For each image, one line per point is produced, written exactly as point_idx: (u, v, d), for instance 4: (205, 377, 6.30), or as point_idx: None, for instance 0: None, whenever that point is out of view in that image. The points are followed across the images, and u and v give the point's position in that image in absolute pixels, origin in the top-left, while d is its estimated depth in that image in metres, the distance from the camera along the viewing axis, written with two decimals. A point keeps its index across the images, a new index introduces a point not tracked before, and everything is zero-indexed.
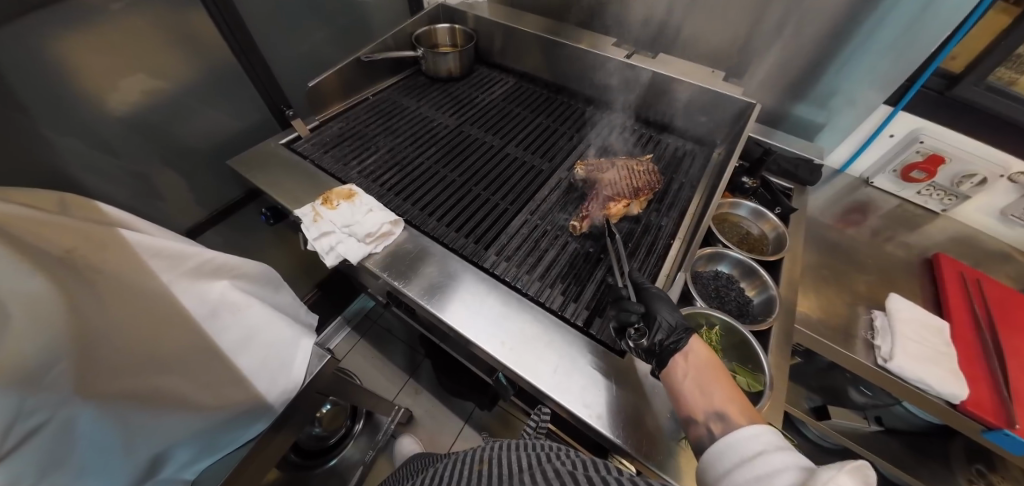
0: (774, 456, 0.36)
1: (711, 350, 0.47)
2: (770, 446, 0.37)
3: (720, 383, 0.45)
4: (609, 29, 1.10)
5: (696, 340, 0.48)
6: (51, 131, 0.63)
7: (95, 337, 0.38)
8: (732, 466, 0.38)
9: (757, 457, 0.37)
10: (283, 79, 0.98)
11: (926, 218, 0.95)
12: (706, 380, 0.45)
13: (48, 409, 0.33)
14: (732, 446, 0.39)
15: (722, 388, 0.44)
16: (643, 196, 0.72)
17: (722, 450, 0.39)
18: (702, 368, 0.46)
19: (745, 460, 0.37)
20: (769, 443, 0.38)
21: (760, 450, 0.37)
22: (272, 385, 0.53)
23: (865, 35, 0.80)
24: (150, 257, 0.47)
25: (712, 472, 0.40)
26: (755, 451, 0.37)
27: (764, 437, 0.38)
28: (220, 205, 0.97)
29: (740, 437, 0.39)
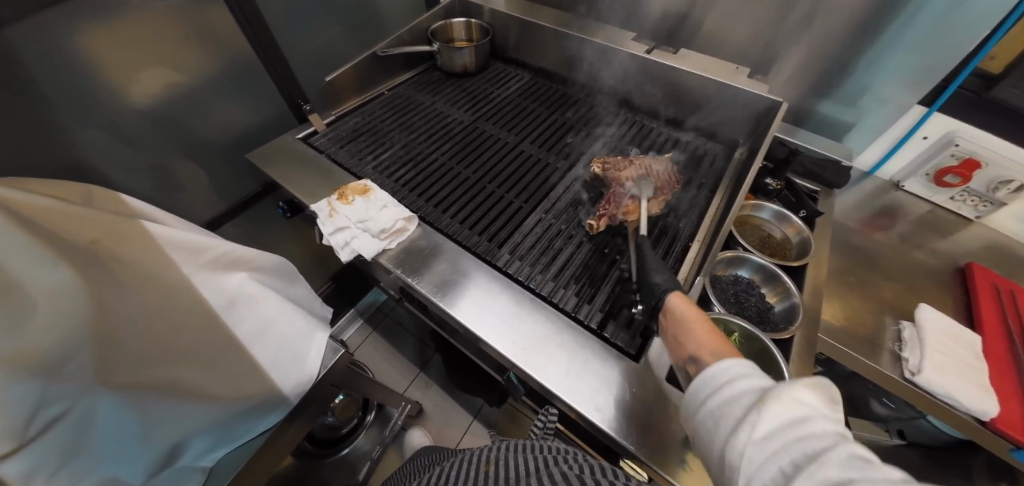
0: (742, 383, 0.36)
1: (685, 302, 0.46)
2: (736, 375, 0.37)
3: (697, 321, 0.44)
4: (629, 23, 1.08)
5: (677, 297, 0.48)
6: (73, 123, 0.65)
7: (117, 327, 0.39)
8: (705, 394, 0.38)
9: (727, 383, 0.37)
10: (300, 74, 0.98)
11: (957, 225, 0.90)
12: (681, 330, 0.45)
13: (69, 398, 0.34)
14: (703, 378, 0.39)
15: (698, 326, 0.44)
16: (662, 197, 0.70)
17: (698, 384, 0.40)
18: (677, 321, 0.46)
19: (717, 388, 0.38)
20: (738, 372, 0.37)
21: (728, 379, 0.37)
22: (287, 377, 0.53)
23: (899, 33, 0.76)
24: (170, 250, 0.48)
25: (687, 403, 0.41)
26: (724, 380, 0.37)
27: (734, 364, 0.38)
28: (238, 197, 0.98)
29: (707, 372, 0.39)
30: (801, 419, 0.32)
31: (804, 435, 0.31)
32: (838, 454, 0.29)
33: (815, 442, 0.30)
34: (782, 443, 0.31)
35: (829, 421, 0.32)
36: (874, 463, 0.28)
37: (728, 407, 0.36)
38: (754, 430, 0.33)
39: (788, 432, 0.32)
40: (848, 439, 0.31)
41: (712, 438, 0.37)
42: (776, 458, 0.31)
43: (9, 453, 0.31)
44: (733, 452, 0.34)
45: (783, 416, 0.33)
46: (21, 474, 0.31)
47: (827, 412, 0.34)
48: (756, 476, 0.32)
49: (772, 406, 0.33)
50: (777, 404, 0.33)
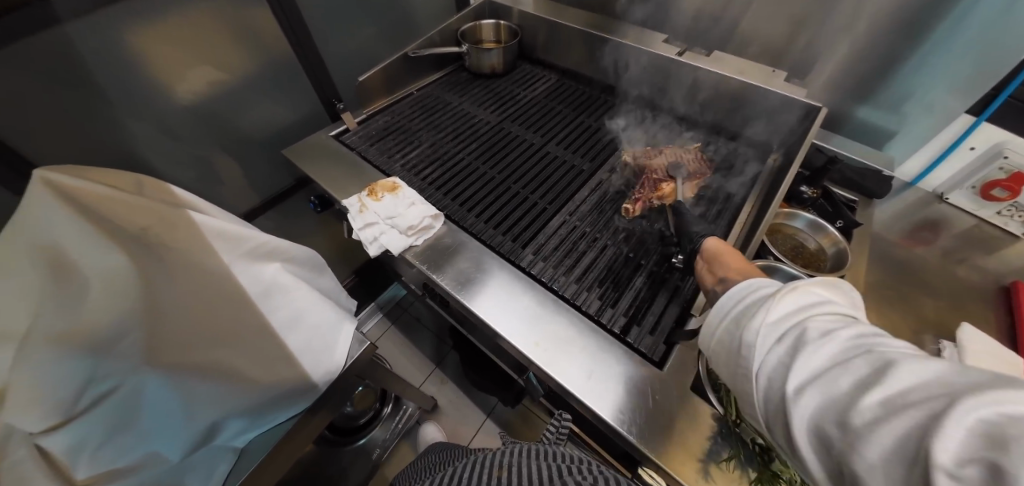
0: (762, 286, 0.40)
1: (719, 241, 0.53)
2: (758, 283, 0.42)
3: (729, 257, 0.50)
4: (660, 25, 1.07)
5: (712, 239, 0.55)
6: (126, 116, 0.69)
7: (163, 309, 0.42)
8: (727, 304, 0.42)
9: (747, 291, 0.41)
10: (336, 73, 1.01)
11: (1007, 242, 0.85)
12: (714, 262, 0.51)
13: (119, 376, 0.38)
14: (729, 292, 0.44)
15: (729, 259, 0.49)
16: (695, 180, 0.75)
17: (722, 298, 0.44)
18: (711, 255, 0.52)
19: (738, 297, 0.41)
20: (759, 282, 0.42)
21: (749, 288, 0.41)
22: (317, 366, 0.55)
23: (948, 38, 0.73)
24: (212, 238, 0.50)
25: (710, 322, 0.44)
26: (746, 288, 0.42)
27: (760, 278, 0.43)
28: (272, 191, 1.02)
29: (731, 287, 0.44)
30: (817, 305, 0.35)
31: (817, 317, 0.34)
32: (848, 330, 0.32)
33: (828, 321, 0.33)
34: (795, 323, 0.34)
35: (845, 309, 0.35)
36: (885, 338, 0.31)
37: (747, 306, 0.39)
38: (768, 314, 0.36)
39: (802, 315, 0.34)
40: (863, 323, 0.33)
41: (728, 335, 0.39)
42: (788, 336, 0.34)
43: (56, 425, 0.35)
44: (747, 341, 0.36)
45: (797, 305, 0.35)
46: (68, 446, 0.35)
47: (848, 308, 0.36)
48: (769, 356, 0.34)
49: (786, 295, 0.36)
50: (794, 294, 0.36)
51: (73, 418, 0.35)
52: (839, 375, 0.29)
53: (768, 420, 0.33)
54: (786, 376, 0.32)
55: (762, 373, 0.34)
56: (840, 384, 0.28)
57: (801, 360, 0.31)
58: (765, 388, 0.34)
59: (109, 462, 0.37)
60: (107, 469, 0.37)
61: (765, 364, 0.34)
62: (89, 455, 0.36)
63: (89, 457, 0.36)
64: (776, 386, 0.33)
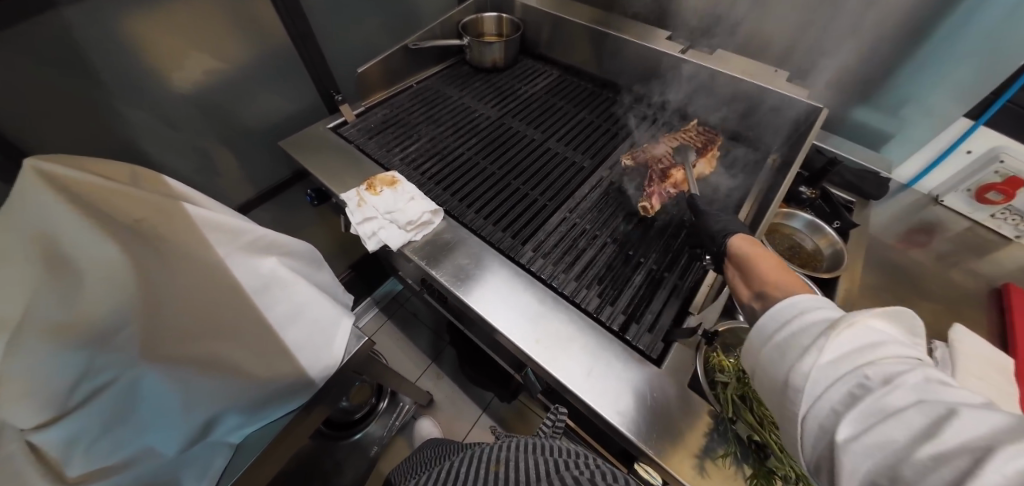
0: (812, 313, 0.38)
1: (750, 247, 0.51)
2: (805, 305, 0.39)
3: (765, 257, 0.49)
4: (663, 22, 1.06)
5: (739, 239, 0.54)
6: (123, 106, 0.68)
7: (160, 301, 0.41)
8: (772, 329, 0.40)
9: (794, 317, 0.39)
10: (335, 65, 1.00)
11: (999, 245, 0.87)
12: (748, 272, 0.49)
13: (115, 369, 0.37)
14: (771, 314, 0.41)
15: (766, 261, 0.48)
16: (705, 154, 0.78)
17: (765, 321, 0.41)
18: (743, 264, 0.50)
19: (783, 322, 0.39)
20: (806, 304, 0.39)
21: (796, 312, 0.39)
22: (315, 361, 0.54)
23: (950, 41, 0.73)
24: (208, 231, 0.49)
25: (752, 345, 0.42)
26: (792, 313, 0.39)
27: (807, 296, 0.41)
28: (269, 183, 1.01)
29: (775, 308, 0.41)
30: (876, 345, 0.33)
31: (877, 359, 0.32)
32: (912, 376, 0.30)
33: (887, 366, 0.31)
34: (852, 366, 0.32)
35: (905, 348, 0.33)
36: (949, 385, 0.29)
37: (795, 337, 0.37)
38: (821, 355, 0.34)
39: (861, 355, 0.32)
40: (926, 364, 0.32)
41: (772, 365, 0.38)
42: (844, 379, 0.32)
43: (49, 421, 0.34)
44: (796, 378, 0.35)
45: (853, 341, 0.34)
46: (62, 441, 0.34)
47: (904, 342, 0.34)
48: (820, 397, 0.33)
49: (843, 331, 0.34)
50: (850, 330, 0.34)
51: (68, 411, 0.35)
52: (897, 428, 0.28)
53: (813, 459, 0.33)
54: (838, 422, 0.31)
55: (809, 416, 0.33)
56: (896, 436, 0.28)
57: (857, 411, 0.30)
58: (812, 427, 0.33)
59: (104, 458, 0.36)
60: (100, 465, 0.36)
61: (814, 403, 0.33)
62: (83, 451, 0.35)
63: (83, 453, 0.35)
64: (825, 429, 0.32)
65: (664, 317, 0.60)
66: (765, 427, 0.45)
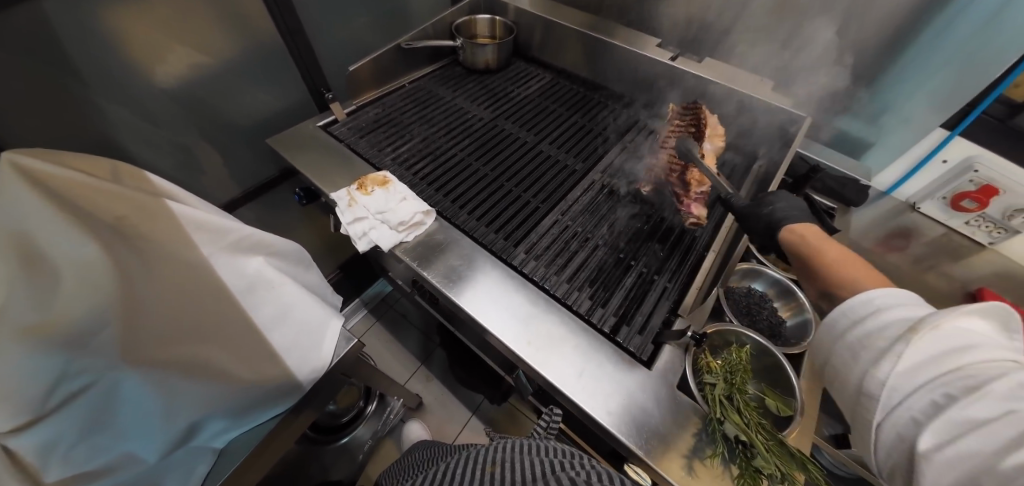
0: (889, 311, 0.40)
1: (810, 244, 0.53)
2: (882, 303, 0.41)
3: (834, 249, 0.51)
4: (654, 29, 1.08)
5: (795, 232, 0.55)
6: (103, 100, 0.66)
7: (138, 306, 0.40)
8: (847, 327, 0.42)
9: (870, 316, 0.41)
10: (325, 62, 0.98)
11: (971, 251, 0.90)
12: (811, 268, 0.51)
13: (93, 373, 0.36)
14: (845, 312, 0.43)
15: (834, 254, 0.49)
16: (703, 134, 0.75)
17: (839, 316, 0.44)
18: (805, 261, 0.52)
19: (858, 321, 0.41)
20: (885, 301, 0.41)
21: (873, 310, 0.41)
22: (303, 363, 0.53)
23: (924, 55, 0.77)
24: (193, 230, 0.48)
25: (827, 340, 0.44)
26: (868, 312, 0.41)
27: (881, 292, 0.42)
28: (255, 181, 0.99)
29: (849, 305, 0.43)
30: (965, 350, 0.34)
31: (961, 365, 0.33)
32: (1000, 382, 0.31)
33: (974, 373, 0.33)
34: (934, 374, 0.34)
35: (1002, 352, 0.34)
36: None
37: (870, 338, 0.39)
38: (899, 362, 0.36)
39: (944, 363, 0.34)
40: (1021, 366, 0.32)
41: (849, 369, 0.41)
42: (927, 387, 0.34)
43: (24, 425, 0.33)
44: (873, 384, 0.38)
45: (937, 347, 0.35)
46: (36, 446, 0.33)
47: (1000, 344, 0.35)
48: (901, 405, 0.35)
49: (923, 337, 0.36)
50: (932, 336, 0.36)
51: (43, 416, 0.34)
52: (988, 437, 0.30)
53: (893, 463, 0.36)
54: (919, 430, 0.33)
55: (888, 424, 0.36)
56: (985, 445, 0.30)
57: (941, 419, 0.32)
58: (890, 433, 0.36)
59: (81, 465, 0.35)
60: (77, 471, 0.35)
61: (894, 410, 0.36)
62: (59, 458, 0.34)
63: (59, 460, 0.34)
64: (904, 436, 0.35)
65: (654, 318, 0.61)
66: (751, 428, 0.45)
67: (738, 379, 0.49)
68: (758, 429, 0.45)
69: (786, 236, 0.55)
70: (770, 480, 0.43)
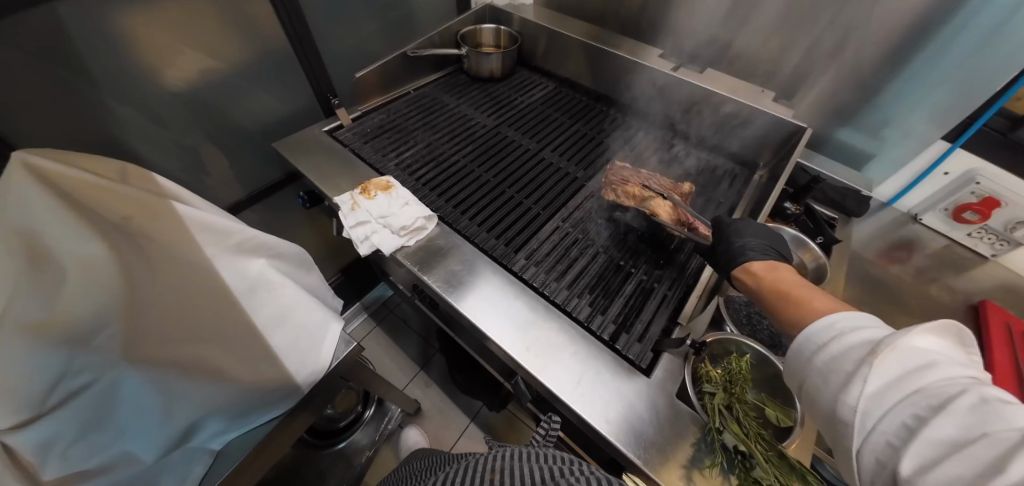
0: (846, 338, 0.39)
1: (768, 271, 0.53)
2: (840, 331, 0.41)
3: (787, 278, 0.51)
4: (656, 40, 1.09)
5: (756, 262, 0.55)
6: (111, 101, 0.67)
7: (141, 304, 0.40)
8: (812, 355, 0.42)
9: (830, 343, 0.40)
10: (332, 69, 1.00)
11: (973, 263, 0.90)
12: (772, 296, 0.51)
13: (95, 370, 0.36)
14: (809, 339, 0.43)
15: (790, 283, 0.50)
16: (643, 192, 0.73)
17: (802, 346, 0.43)
18: (765, 288, 0.52)
19: (821, 347, 0.41)
20: (842, 327, 0.41)
21: (832, 338, 0.41)
22: (301, 366, 0.53)
23: (923, 67, 0.77)
24: (196, 231, 0.48)
25: (797, 373, 0.44)
26: (828, 339, 0.41)
27: (839, 319, 0.42)
28: (260, 185, 1.00)
29: (809, 335, 0.43)
30: (926, 369, 0.34)
31: (926, 385, 0.33)
32: (966, 399, 0.31)
33: (938, 391, 0.33)
34: (901, 395, 0.34)
35: (960, 368, 0.34)
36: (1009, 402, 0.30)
37: (835, 365, 0.39)
38: (866, 384, 0.36)
39: (908, 383, 0.34)
40: (983, 382, 0.32)
41: (820, 395, 0.40)
42: (896, 408, 0.34)
43: (28, 421, 0.33)
44: (845, 408, 0.37)
45: (900, 367, 0.35)
46: (36, 444, 0.33)
47: (959, 360, 0.35)
48: (875, 430, 0.35)
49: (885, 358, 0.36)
50: (893, 356, 0.36)
51: (46, 412, 0.34)
52: (964, 459, 0.29)
53: None
54: (899, 455, 0.32)
55: (866, 450, 0.35)
56: (963, 468, 0.28)
57: (917, 442, 0.31)
58: (870, 459, 0.35)
59: (80, 462, 0.36)
60: (77, 469, 0.35)
61: (870, 435, 0.35)
62: (59, 454, 0.35)
63: (59, 455, 0.35)
64: (884, 460, 0.34)
65: (659, 314, 0.62)
66: (750, 437, 0.45)
67: (737, 388, 0.49)
68: (757, 439, 0.45)
69: (744, 268, 0.56)
70: None
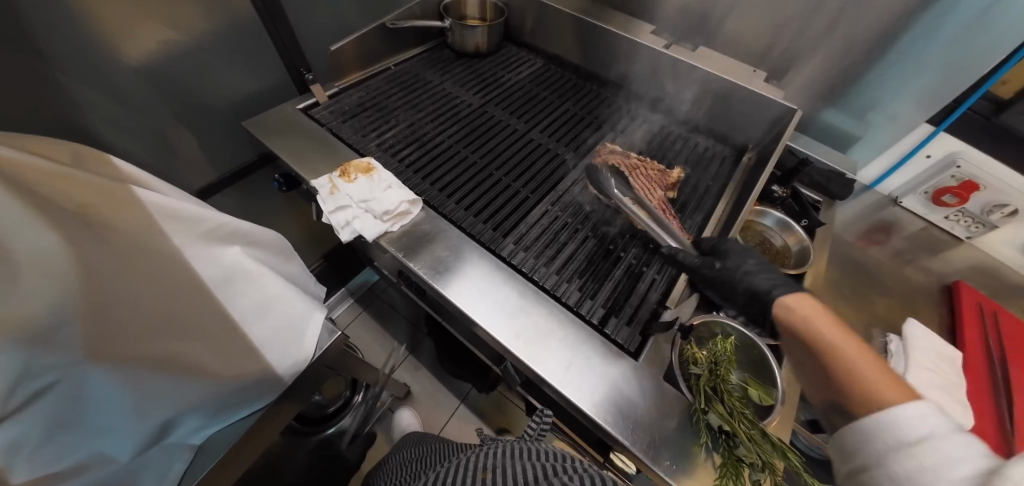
0: (934, 442, 0.36)
1: (817, 321, 0.48)
2: (926, 430, 0.37)
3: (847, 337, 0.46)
4: (648, 16, 1.05)
5: (796, 304, 0.52)
6: (69, 81, 0.61)
7: (107, 297, 0.37)
8: (884, 451, 0.38)
9: (915, 442, 0.37)
10: (305, 41, 0.93)
11: (948, 244, 0.93)
12: (819, 362, 0.46)
13: (59, 370, 0.33)
14: (878, 429, 0.39)
15: (846, 343, 0.45)
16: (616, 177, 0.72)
17: (868, 436, 0.40)
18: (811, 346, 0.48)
19: (897, 445, 0.38)
20: (933, 428, 0.37)
21: (916, 436, 0.37)
22: (284, 357, 0.52)
23: (917, 50, 0.77)
24: (161, 217, 0.45)
25: (863, 462, 0.40)
26: (909, 435, 0.37)
27: (923, 418, 0.37)
28: (233, 168, 0.94)
29: (881, 421, 0.39)
30: None
31: None
32: None
33: None
34: None
35: None
36: None
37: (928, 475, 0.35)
38: None
39: None
40: None
41: None
42: None
43: None
44: None
45: None
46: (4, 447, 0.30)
47: None
48: None
49: None
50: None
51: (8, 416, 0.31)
52: None
53: None
54: None
55: None
56: None
57: None
58: None
59: (48, 465, 0.33)
60: (46, 473, 0.33)
61: None
62: (27, 458, 0.32)
63: (26, 459, 0.32)
64: None
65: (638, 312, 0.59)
66: (734, 417, 0.46)
67: (722, 369, 0.49)
68: (741, 419, 0.46)
69: (787, 313, 0.52)
70: (752, 467, 0.45)
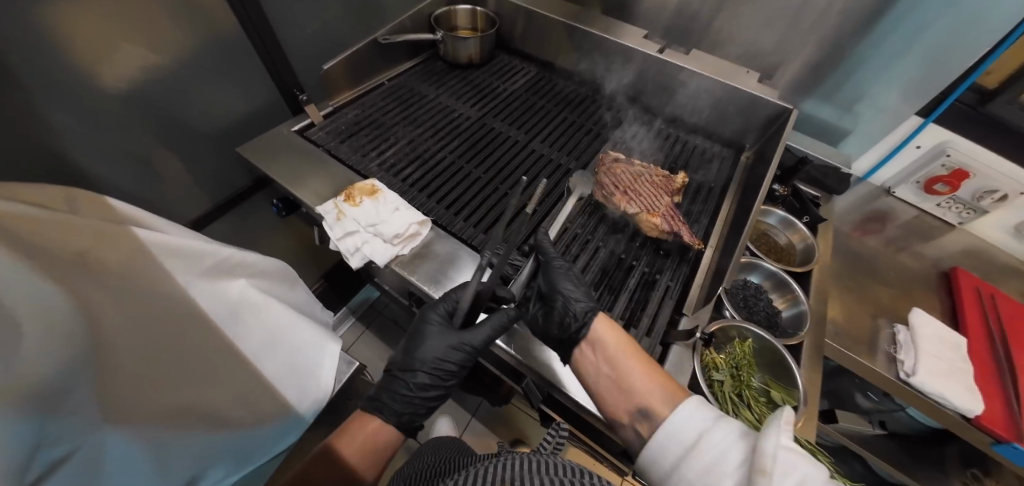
0: (706, 440, 0.41)
1: (617, 338, 0.53)
2: (702, 431, 0.42)
3: (634, 354, 0.52)
4: (638, 20, 1.06)
5: (603, 324, 0.55)
6: (49, 110, 0.57)
7: (110, 349, 0.36)
8: (679, 459, 0.43)
9: (695, 444, 0.42)
10: (294, 59, 0.91)
11: (941, 230, 0.96)
12: (625, 380, 0.50)
13: (71, 438, 0.31)
14: (673, 438, 0.44)
15: (632, 362, 0.51)
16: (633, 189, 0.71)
17: (666, 445, 0.44)
18: (613, 358, 0.52)
19: (688, 450, 0.42)
20: (701, 424, 0.43)
21: (695, 439, 0.42)
22: (301, 393, 0.50)
23: (904, 44, 0.79)
24: (163, 257, 0.43)
25: (665, 472, 0.44)
26: (693, 438, 0.42)
27: (691, 411, 0.44)
28: (227, 192, 0.92)
29: (676, 428, 0.44)
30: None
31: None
32: None
33: None
34: None
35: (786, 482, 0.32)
36: None
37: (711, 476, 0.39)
38: None
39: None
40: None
41: None
42: None
43: None
44: None
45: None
46: None
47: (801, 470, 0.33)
48: None
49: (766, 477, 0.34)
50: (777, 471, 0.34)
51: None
52: None
53: None
54: None
55: None
56: None
57: None
58: None
59: None
60: None
61: None
62: None
63: None
64: None
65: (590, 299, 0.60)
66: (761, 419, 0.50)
67: (744, 374, 0.55)
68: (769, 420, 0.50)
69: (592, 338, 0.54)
70: None
